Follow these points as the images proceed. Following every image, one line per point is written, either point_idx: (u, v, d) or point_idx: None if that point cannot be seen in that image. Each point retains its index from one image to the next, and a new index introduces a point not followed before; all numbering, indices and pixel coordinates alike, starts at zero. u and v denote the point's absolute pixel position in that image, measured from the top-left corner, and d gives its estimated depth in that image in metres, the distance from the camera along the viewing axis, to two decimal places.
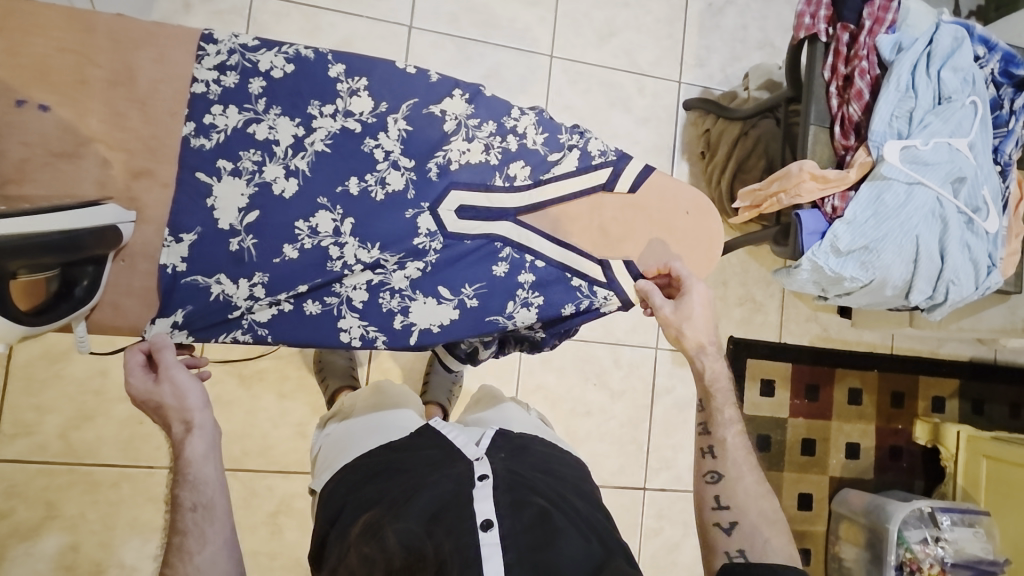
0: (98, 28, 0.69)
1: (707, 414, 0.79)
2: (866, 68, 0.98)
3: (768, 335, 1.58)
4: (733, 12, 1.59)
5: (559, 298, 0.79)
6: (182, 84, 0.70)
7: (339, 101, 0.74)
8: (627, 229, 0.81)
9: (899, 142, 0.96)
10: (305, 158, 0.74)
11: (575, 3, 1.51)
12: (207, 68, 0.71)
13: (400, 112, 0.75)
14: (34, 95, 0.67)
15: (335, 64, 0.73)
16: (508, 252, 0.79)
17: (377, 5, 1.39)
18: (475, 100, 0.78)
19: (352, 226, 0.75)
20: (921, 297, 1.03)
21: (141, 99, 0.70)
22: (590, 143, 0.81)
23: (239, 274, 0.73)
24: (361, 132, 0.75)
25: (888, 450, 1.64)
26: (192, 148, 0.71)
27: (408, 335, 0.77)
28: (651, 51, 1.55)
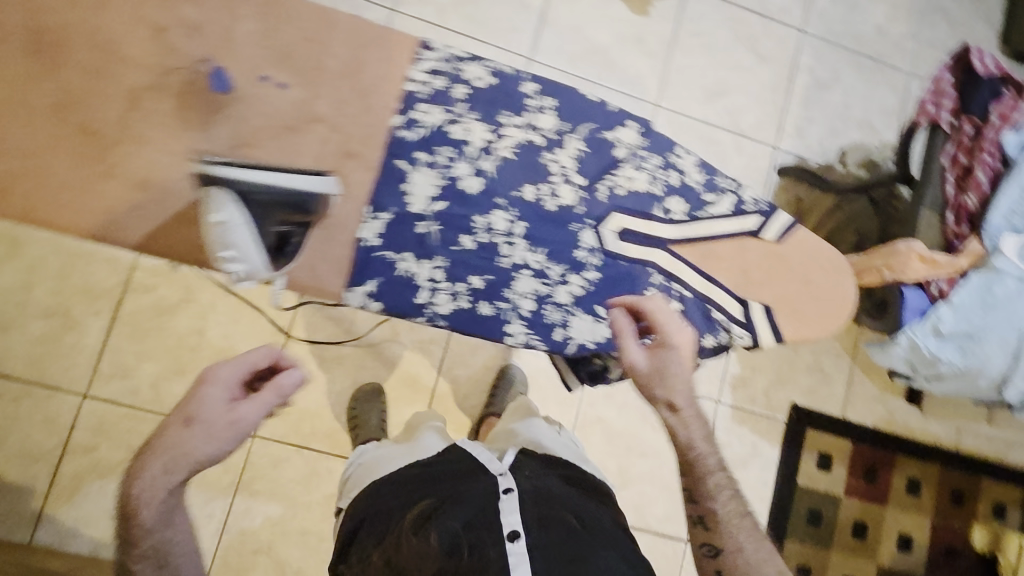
0: (339, 26, 0.73)
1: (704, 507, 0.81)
2: (989, 161, 1.01)
3: (832, 409, 1.56)
4: (838, 89, 1.65)
5: (704, 329, 0.83)
6: (401, 80, 0.74)
7: (530, 116, 0.79)
8: (766, 275, 0.83)
9: (1016, 237, 0.98)
10: (492, 161, 0.77)
11: (687, 60, 1.58)
12: (422, 69, 0.75)
13: (579, 135, 0.81)
14: (276, 75, 0.70)
15: (528, 83, 0.79)
16: (659, 279, 0.82)
17: (504, 37, 1.49)
18: (646, 133, 0.83)
19: (524, 230, 0.79)
20: (1014, 395, 1.03)
21: (365, 91, 0.73)
22: (743, 190, 0.85)
23: (423, 256, 0.76)
24: (545, 146, 0.79)
25: (942, 549, 1.58)
26: (397, 138, 0.74)
27: (565, 344, 0.83)
28: (753, 114, 1.60)
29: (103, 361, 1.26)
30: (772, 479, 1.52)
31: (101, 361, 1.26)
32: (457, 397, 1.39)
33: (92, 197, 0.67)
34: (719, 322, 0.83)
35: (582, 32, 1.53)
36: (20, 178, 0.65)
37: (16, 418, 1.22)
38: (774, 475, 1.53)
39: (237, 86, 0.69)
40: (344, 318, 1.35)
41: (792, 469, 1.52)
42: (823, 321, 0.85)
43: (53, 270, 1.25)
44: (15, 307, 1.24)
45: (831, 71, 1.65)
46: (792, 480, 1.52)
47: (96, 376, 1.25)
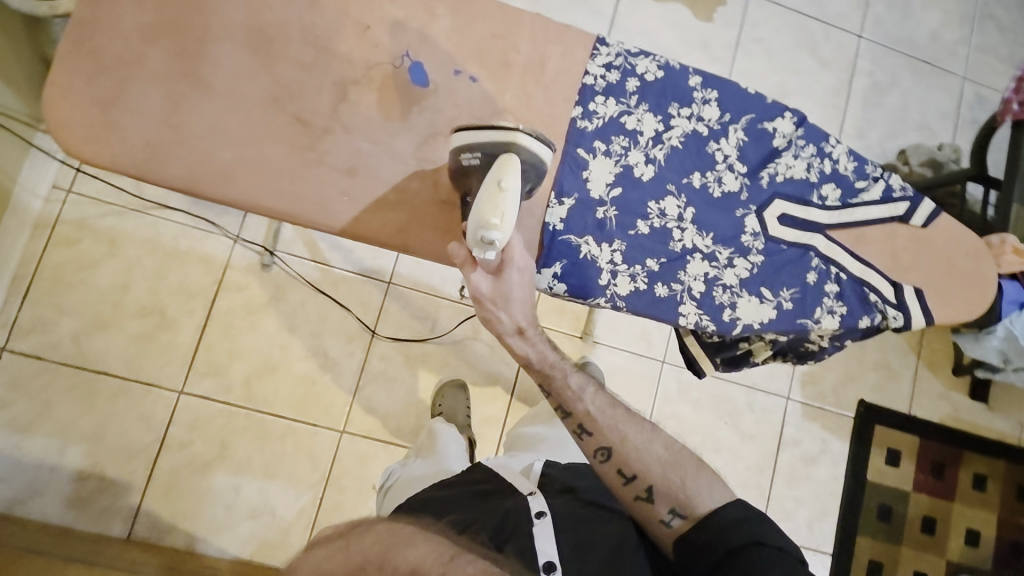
0: (523, 22, 0.79)
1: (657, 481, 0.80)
2: None
3: (899, 405, 1.59)
4: (896, 93, 1.69)
5: (859, 310, 0.84)
6: (579, 73, 0.80)
7: (694, 107, 0.83)
8: (914, 259, 0.86)
9: None
10: (662, 150, 0.82)
11: (751, 64, 1.62)
12: (598, 65, 0.81)
13: (739, 124, 0.84)
14: (469, 69, 0.77)
15: (694, 76, 0.83)
16: (817, 262, 0.84)
17: None
18: (802, 122, 0.86)
19: (693, 214, 0.82)
20: None
21: (546, 84, 0.79)
22: (892, 178, 0.88)
23: (603, 238, 0.78)
24: (708, 136, 0.83)
25: (1009, 545, 1.59)
26: (577, 128, 0.79)
27: (733, 326, 0.81)
28: (815, 117, 1.64)
29: (198, 358, 1.28)
30: (841, 475, 1.54)
31: (195, 358, 1.28)
32: (537, 394, 1.41)
33: (306, 181, 0.72)
34: (874, 305, 0.85)
35: (650, 37, 1.57)
36: (237, 168, 0.70)
37: (114, 414, 1.24)
38: (844, 470, 1.54)
39: (435, 79, 0.76)
40: (429, 314, 1.38)
41: (861, 465, 1.54)
42: (965, 303, 0.87)
43: (151, 268, 1.28)
44: (114, 305, 1.26)
45: (889, 75, 1.69)
46: (862, 475, 1.54)
47: (192, 372, 1.28)
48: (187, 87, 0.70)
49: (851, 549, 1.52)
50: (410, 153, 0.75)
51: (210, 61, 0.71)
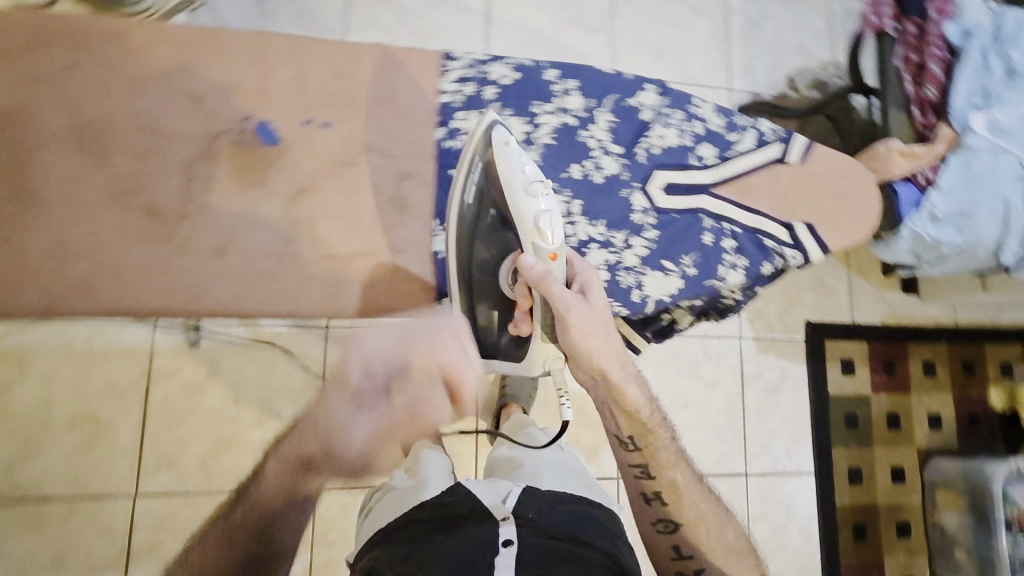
0: (363, 56, 0.85)
1: None
2: (938, 53, 1.09)
3: (841, 316, 1.66)
4: (770, 24, 1.74)
5: (759, 259, 0.88)
6: (434, 96, 0.87)
7: (556, 101, 0.87)
8: (801, 196, 0.89)
9: (982, 114, 1.05)
10: (535, 150, 0.86)
11: (628, 27, 1.64)
12: (451, 82, 0.87)
13: (606, 107, 0.87)
14: (319, 116, 0.84)
15: (549, 71, 0.88)
16: (710, 223, 0.87)
17: (454, 43, 1.53)
18: (666, 92, 0.90)
19: (580, 207, 0.85)
20: (1011, 257, 1.11)
21: (401, 112, 0.85)
22: (763, 124, 0.91)
23: (495, 252, 0.85)
24: (577, 125, 0.86)
25: (967, 418, 1.69)
26: (445, 149, 0.86)
27: (644, 305, 0.86)
28: (701, 65, 1.68)
29: (145, 456, 1.22)
30: (806, 395, 1.60)
31: (143, 456, 1.22)
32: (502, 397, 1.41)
33: (192, 272, 0.79)
34: (771, 250, 0.88)
35: (526, 24, 1.58)
36: (94, 276, 0.77)
37: (71, 536, 1.17)
38: (806, 390, 1.61)
39: (288, 135, 0.83)
40: None
41: (821, 381, 1.61)
42: (856, 226, 0.91)
43: (70, 377, 1.21)
44: (41, 425, 1.19)
45: (759, 9, 1.74)
46: (824, 390, 1.61)
47: (143, 471, 1.22)
48: (22, 206, 0.76)
49: (830, 462, 1.59)
50: (281, 218, 0.82)
51: (46, 171, 0.77)
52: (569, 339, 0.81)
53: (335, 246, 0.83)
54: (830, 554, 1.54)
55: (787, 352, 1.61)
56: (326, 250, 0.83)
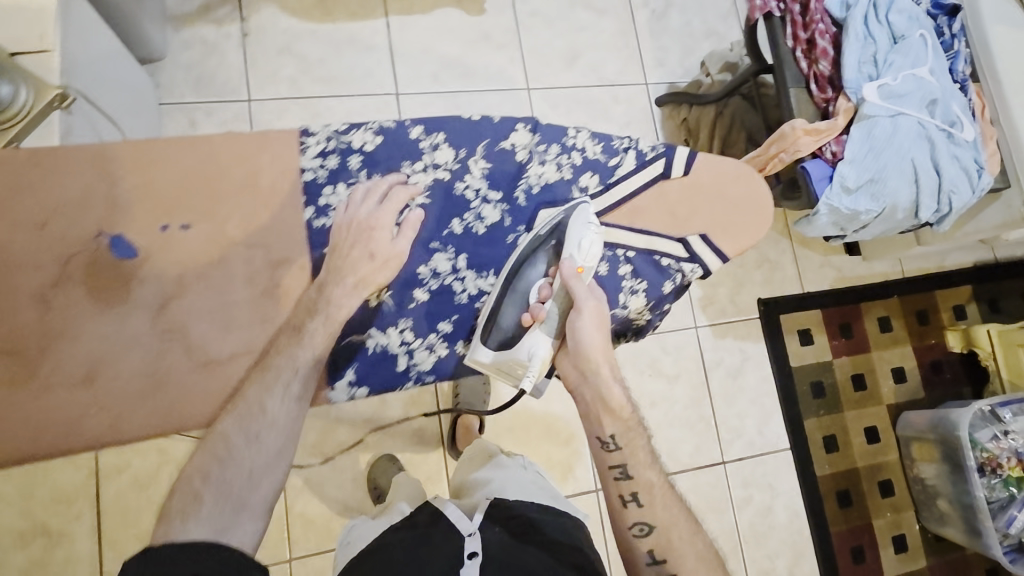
0: (215, 146, 0.82)
1: (637, 485, 0.87)
2: (824, 28, 1.11)
3: (791, 288, 1.68)
4: (675, 13, 1.74)
5: (658, 279, 0.92)
6: (294, 176, 0.84)
7: (426, 157, 0.87)
8: (692, 208, 0.90)
9: (874, 83, 1.07)
10: (411, 212, 0.88)
11: (537, 39, 1.63)
12: (311, 157, 0.84)
13: (478, 154, 0.89)
14: (174, 220, 0.81)
15: (414, 127, 0.87)
16: (602, 252, 0.89)
17: (363, 83, 1.50)
18: (538, 128, 0.89)
19: (466, 261, 0.90)
20: (929, 213, 1.13)
21: (265, 199, 0.83)
22: (641, 142, 0.90)
23: (386, 325, 0.88)
24: (451, 178, 0.88)
25: (929, 366, 1.72)
26: (317, 229, 0.85)
27: None
28: (614, 64, 1.68)
29: (107, 559, 1.18)
30: (769, 373, 1.62)
31: (104, 560, 1.18)
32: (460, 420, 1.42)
33: (63, 407, 0.78)
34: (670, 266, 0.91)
35: (433, 52, 1.56)
36: None
37: None
38: (769, 368, 1.62)
39: (146, 246, 0.80)
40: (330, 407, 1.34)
41: (782, 355, 1.62)
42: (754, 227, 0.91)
43: (13, 493, 1.17)
44: None
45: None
46: (786, 365, 1.62)
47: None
48: None
49: (804, 434, 1.61)
50: (150, 333, 0.80)
51: None
52: (580, 340, 0.85)
53: (212, 352, 0.82)
54: (818, 525, 1.55)
55: (744, 333, 1.61)
56: (203, 358, 0.82)
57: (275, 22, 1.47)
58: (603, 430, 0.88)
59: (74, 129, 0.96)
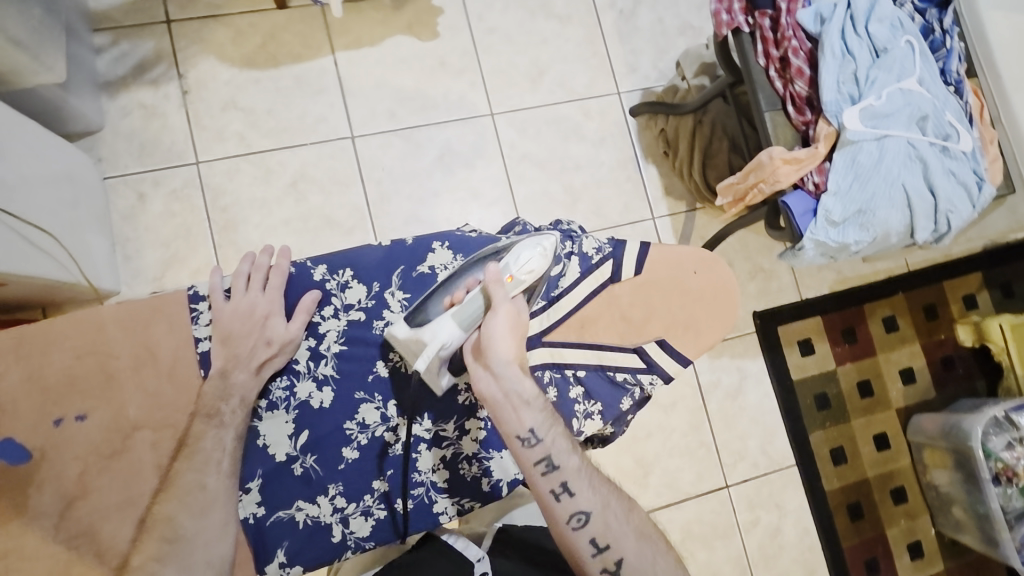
0: (104, 323, 0.85)
1: (563, 473, 0.81)
2: (797, 45, 1.00)
3: (788, 297, 1.60)
4: (645, 11, 1.61)
5: (613, 398, 0.94)
6: (191, 344, 0.88)
7: (337, 302, 0.92)
8: (646, 312, 0.93)
9: (856, 105, 0.97)
10: (328, 363, 0.91)
11: (496, 58, 1.53)
12: (205, 324, 0.88)
13: (394, 285, 0.93)
14: (69, 412, 0.83)
15: (318, 268, 0.92)
16: (550, 375, 0.93)
17: (315, 130, 1.42)
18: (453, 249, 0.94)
19: (395, 407, 0.91)
20: (926, 234, 1.03)
21: (166, 371, 0.86)
22: (585, 246, 0.93)
23: (314, 493, 0.88)
24: (367, 317, 0.92)
25: (940, 363, 1.64)
26: None
27: (498, 488, 0.93)
28: (583, 75, 1.57)
29: None
30: (770, 389, 1.56)
31: None
32: None
33: None
34: (628, 380, 0.94)
35: (387, 86, 1.47)
36: None
37: None
38: (769, 384, 1.56)
39: (40, 444, 0.81)
40: None
41: (782, 370, 1.56)
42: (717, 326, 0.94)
43: None
44: None
45: None
46: (787, 380, 1.56)
47: None
48: None
49: (811, 450, 1.55)
50: (54, 541, 0.80)
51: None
52: (492, 336, 0.81)
53: (121, 549, 0.81)
54: (830, 542, 1.52)
55: (741, 351, 1.55)
56: (114, 557, 0.81)
57: (216, 76, 1.39)
58: (521, 426, 0.80)
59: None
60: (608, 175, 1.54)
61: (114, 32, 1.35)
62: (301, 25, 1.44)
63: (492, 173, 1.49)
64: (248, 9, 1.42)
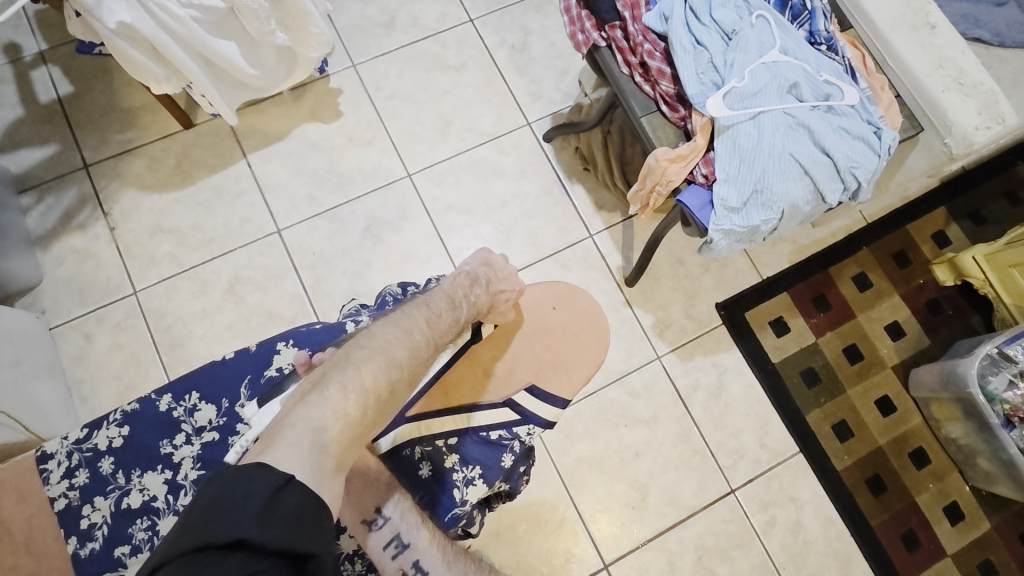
0: None
1: (416, 550, 0.88)
2: (651, 48, 1.00)
3: (749, 280, 1.55)
4: (536, 40, 1.64)
5: (492, 457, 1.00)
6: (46, 508, 0.91)
7: (187, 428, 0.96)
8: (506, 364, 1.11)
9: (720, 91, 0.96)
10: (187, 492, 0.93)
11: (402, 120, 1.56)
12: (57, 482, 0.92)
13: (242, 397, 0.98)
14: None
15: (162, 399, 0.96)
16: (419, 451, 0.98)
17: (241, 233, 1.45)
18: (296, 344, 1.01)
19: None
20: (837, 196, 0.99)
21: (24, 543, 0.88)
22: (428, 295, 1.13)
23: None
24: (221, 435, 0.96)
25: (927, 308, 1.56)
26: (85, 556, 0.90)
27: None
28: (490, 115, 1.58)
29: None
30: (753, 378, 1.49)
31: None
32: None
33: None
34: (504, 436, 1.03)
35: (302, 173, 1.50)
36: None
37: None
38: (751, 372, 1.50)
39: None
40: None
41: (759, 355, 1.50)
42: (595, 342, 1.23)
43: None
44: None
45: (519, 31, 1.64)
46: (768, 364, 1.50)
47: None
48: None
49: (812, 430, 1.47)
50: None
51: None
52: None
53: None
54: (855, 525, 1.43)
55: (712, 346, 1.50)
56: None
57: (138, 205, 1.45)
58: (371, 510, 0.88)
59: None
60: (536, 205, 1.54)
61: (37, 189, 1.43)
62: (209, 138, 1.50)
63: (422, 231, 1.50)
64: (158, 135, 1.48)
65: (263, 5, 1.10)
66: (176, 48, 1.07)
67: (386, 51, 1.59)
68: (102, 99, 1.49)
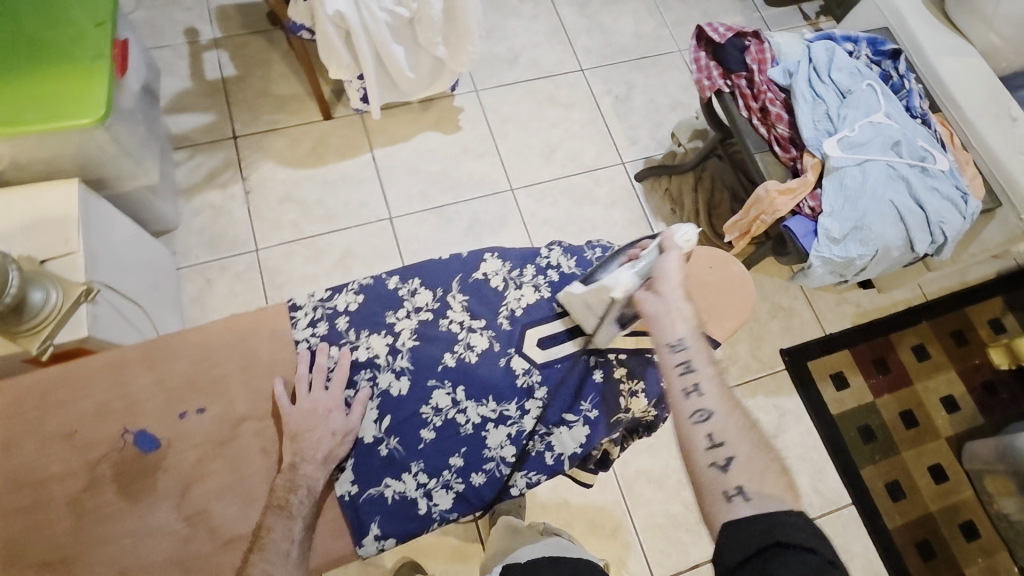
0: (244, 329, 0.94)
1: (698, 374, 0.80)
2: (773, 97, 1.16)
3: (813, 332, 1.64)
4: (638, 94, 1.84)
5: (655, 380, 0.96)
6: (289, 347, 0.94)
7: (405, 303, 0.98)
8: None
9: (833, 138, 1.11)
10: (404, 357, 0.95)
11: (512, 141, 1.74)
12: (304, 328, 0.95)
13: (454, 290, 0.99)
14: (190, 406, 0.88)
15: (392, 279, 0.99)
16: (594, 359, 0.96)
17: (358, 214, 1.61)
18: (502, 257, 1.02)
19: (464, 392, 0.93)
20: (925, 245, 1.11)
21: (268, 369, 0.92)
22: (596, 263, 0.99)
23: (399, 472, 0.89)
24: (434, 316, 0.97)
25: (982, 388, 1.63)
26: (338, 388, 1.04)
27: (560, 463, 0.94)
28: (590, 150, 1.76)
29: None
30: (811, 425, 1.55)
31: None
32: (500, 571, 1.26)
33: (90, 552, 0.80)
34: None
35: (420, 173, 1.67)
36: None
37: None
38: (809, 420, 1.56)
39: (165, 435, 0.86)
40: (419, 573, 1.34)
41: (819, 405, 1.56)
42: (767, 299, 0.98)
43: None
44: None
45: (623, 85, 1.85)
46: (826, 414, 1.56)
47: None
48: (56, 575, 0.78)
49: (865, 485, 1.51)
50: (176, 519, 0.82)
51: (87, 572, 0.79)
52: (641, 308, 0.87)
53: (233, 526, 0.83)
54: None
55: (774, 388, 1.57)
56: (225, 534, 0.82)
57: (273, 176, 1.61)
58: (672, 333, 0.83)
59: (99, 317, 1.05)
60: (622, 235, 1.68)
61: (190, 149, 1.61)
62: (345, 130, 1.69)
63: (516, 240, 1.64)
64: (301, 121, 1.68)
65: (440, 21, 1.30)
66: (364, 41, 1.27)
67: (507, 83, 1.80)
68: (258, 84, 1.70)
